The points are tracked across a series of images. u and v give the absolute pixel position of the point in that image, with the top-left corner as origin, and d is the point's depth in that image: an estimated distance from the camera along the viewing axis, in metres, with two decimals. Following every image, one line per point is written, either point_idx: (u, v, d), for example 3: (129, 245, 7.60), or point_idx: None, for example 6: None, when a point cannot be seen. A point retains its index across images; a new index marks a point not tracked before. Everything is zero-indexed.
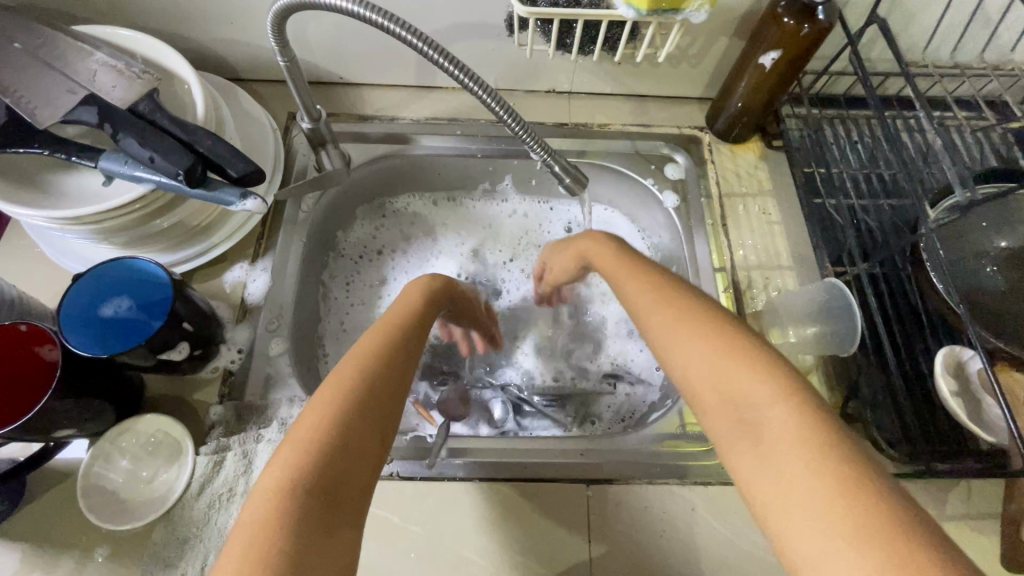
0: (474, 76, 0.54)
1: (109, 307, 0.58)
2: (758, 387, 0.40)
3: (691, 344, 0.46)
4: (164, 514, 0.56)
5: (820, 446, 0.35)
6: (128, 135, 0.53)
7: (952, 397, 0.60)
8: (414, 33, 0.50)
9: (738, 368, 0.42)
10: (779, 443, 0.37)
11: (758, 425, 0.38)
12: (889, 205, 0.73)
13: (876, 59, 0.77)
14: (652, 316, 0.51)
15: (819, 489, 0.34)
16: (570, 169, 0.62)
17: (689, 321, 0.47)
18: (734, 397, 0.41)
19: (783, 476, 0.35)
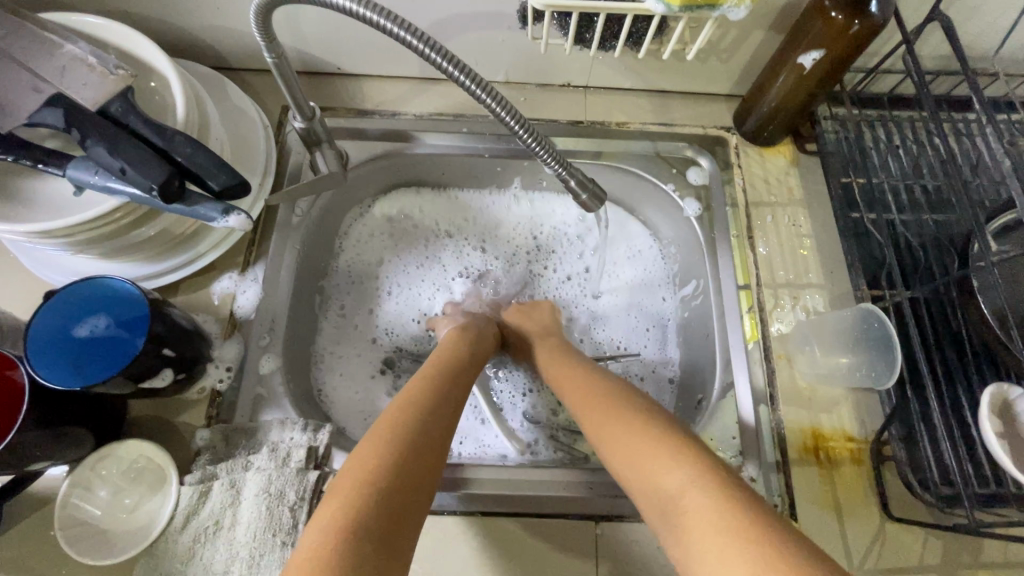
0: (483, 82, 0.48)
1: (84, 327, 0.53)
2: (672, 467, 0.45)
3: (620, 449, 0.50)
4: (146, 548, 0.52)
5: (734, 528, 0.39)
6: (97, 142, 0.48)
7: (998, 442, 0.54)
8: (416, 34, 0.44)
9: (647, 457, 0.48)
10: (698, 530, 0.41)
11: (679, 515, 0.43)
12: (934, 220, 0.67)
13: (927, 56, 0.70)
14: (592, 417, 0.56)
15: (732, 552, 0.38)
16: (587, 184, 0.56)
17: (622, 414, 0.53)
18: (657, 492, 0.46)
19: (711, 548, 0.39)
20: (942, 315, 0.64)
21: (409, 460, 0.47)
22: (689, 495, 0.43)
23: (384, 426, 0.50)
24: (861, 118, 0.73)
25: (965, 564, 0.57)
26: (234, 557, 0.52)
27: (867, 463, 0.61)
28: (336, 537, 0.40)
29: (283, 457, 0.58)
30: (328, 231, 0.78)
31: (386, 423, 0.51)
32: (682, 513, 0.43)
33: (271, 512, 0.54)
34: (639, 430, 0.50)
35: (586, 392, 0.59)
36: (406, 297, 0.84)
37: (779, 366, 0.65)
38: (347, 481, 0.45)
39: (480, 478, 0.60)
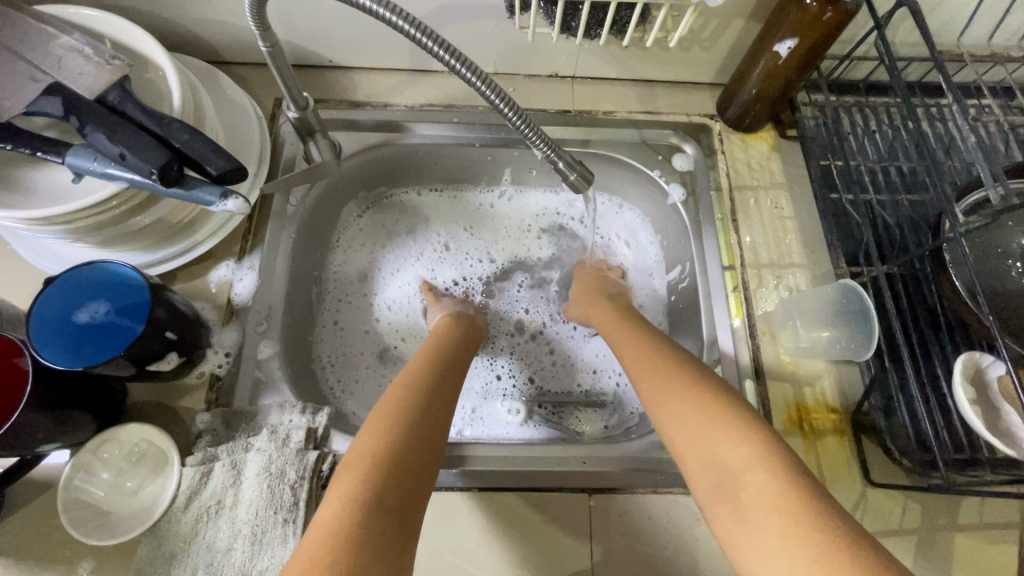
0: (473, 66, 0.49)
1: (85, 312, 0.55)
2: (736, 448, 0.48)
3: (681, 420, 0.53)
4: (151, 527, 0.54)
5: (795, 513, 0.42)
6: (96, 129, 0.49)
7: (971, 405, 0.56)
8: (408, 20, 0.46)
9: (708, 430, 0.50)
10: (757, 507, 0.44)
11: (733, 490, 0.46)
12: (909, 200, 0.70)
13: (899, 43, 0.73)
14: (652, 384, 0.58)
15: (793, 534, 0.41)
16: (575, 165, 0.58)
17: (688, 390, 0.55)
18: (714, 464, 0.48)
19: (765, 528, 0.42)
20: (917, 289, 0.67)
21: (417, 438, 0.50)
22: (749, 476, 0.45)
23: (396, 406, 0.53)
24: (839, 103, 0.76)
25: (942, 527, 0.60)
26: (237, 534, 0.54)
27: (849, 433, 0.63)
28: (359, 515, 0.42)
29: (282, 438, 0.59)
30: (322, 221, 0.79)
31: (397, 405, 0.53)
32: (740, 487, 0.45)
33: (271, 490, 0.55)
34: (699, 404, 0.53)
35: (645, 359, 0.61)
36: (402, 289, 0.86)
37: (763, 342, 0.68)
38: (363, 458, 0.47)
39: (479, 455, 0.62)
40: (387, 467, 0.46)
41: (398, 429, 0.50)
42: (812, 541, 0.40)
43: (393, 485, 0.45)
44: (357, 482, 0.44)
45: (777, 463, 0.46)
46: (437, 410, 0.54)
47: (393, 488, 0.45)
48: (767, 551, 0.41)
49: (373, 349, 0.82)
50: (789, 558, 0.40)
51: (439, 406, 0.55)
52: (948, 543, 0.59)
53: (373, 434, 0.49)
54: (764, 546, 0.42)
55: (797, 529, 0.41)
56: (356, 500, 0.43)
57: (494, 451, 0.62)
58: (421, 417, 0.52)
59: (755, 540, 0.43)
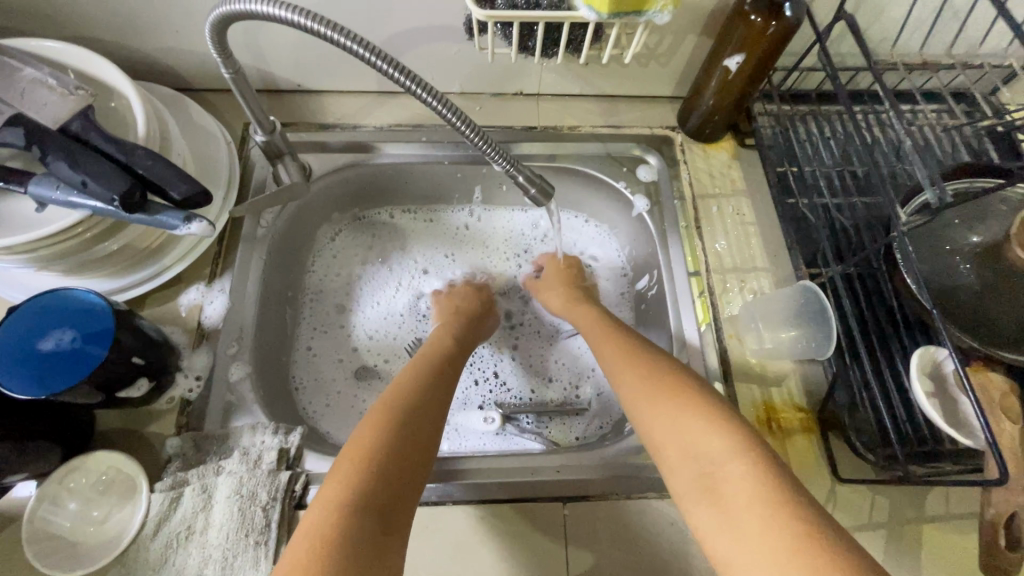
0: (432, 90, 0.51)
1: (50, 340, 0.54)
2: (709, 442, 0.49)
3: (658, 417, 0.54)
4: (119, 556, 0.53)
5: (768, 505, 0.43)
6: (57, 157, 0.50)
7: (926, 398, 0.58)
8: (363, 45, 0.47)
9: (684, 426, 0.51)
10: (729, 501, 0.45)
11: (705, 482, 0.47)
12: (863, 203, 0.73)
13: (845, 54, 0.76)
14: (631, 382, 0.59)
15: (763, 528, 0.42)
16: (535, 179, 0.59)
17: (659, 385, 0.56)
18: (691, 458, 0.49)
19: (735, 520, 0.43)
20: (874, 288, 0.69)
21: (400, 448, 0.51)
22: (721, 470, 0.47)
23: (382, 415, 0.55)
24: (792, 112, 0.79)
25: (910, 520, 0.61)
26: (208, 559, 0.53)
27: (816, 431, 0.64)
28: (337, 522, 0.44)
29: (254, 459, 0.59)
30: (295, 243, 0.79)
31: (388, 413, 0.55)
32: (712, 481, 0.47)
33: (242, 512, 0.55)
34: (676, 401, 0.54)
35: (624, 356, 0.62)
36: (380, 307, 0.86)
37: (730, 345, 0.69)
38: (351, 463, 0.49)
39: (456, 467, 0.62)
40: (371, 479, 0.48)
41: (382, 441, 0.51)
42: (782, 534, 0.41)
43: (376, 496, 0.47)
44: (342, 493, 0.46)
45: (752, 457, 0.46)
46: (423, 420, 0.56)
47: (373, 497, 0.47)
48: (740, 544, 0.42)
49: (351, 369, 0.82)
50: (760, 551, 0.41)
51: (425, 415, 0.56)
52: (917, 535, 0.60)
53: (359, 445, 0.51)
54: (735, 539, 0.43)
55: (767, 522, 0.42)
56: (344, 510, 0.45)
57: (466, 464, 0.62)
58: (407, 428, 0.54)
59: (730, 533, 0.43)
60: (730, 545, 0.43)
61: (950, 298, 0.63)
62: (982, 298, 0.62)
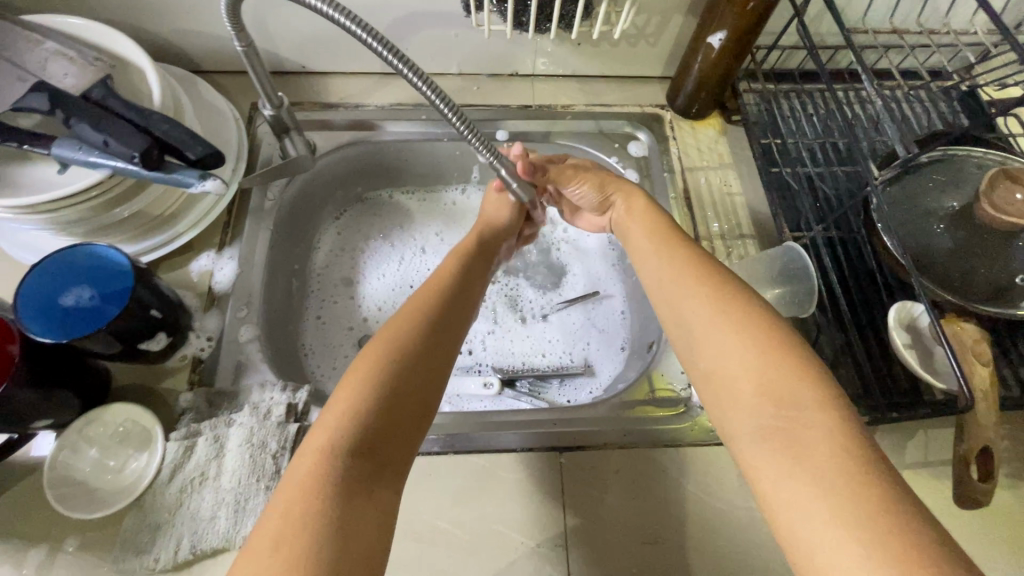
0: (425, 77, 0.52)
1: (70, 296, 0.57)
2: (792, 389, 0.42)
3: (726, 342, 0.46)
4: (136, 500, 0.55)
5: (847, 474, 0.36)
6: (81, 120, 0.53)
7: (903, 348, 0.62)
8: (363, 27, 0.49)
9: (761, 360, 0.44)
10: (806, 459, 0.38)
11: (776, 435, 0.40)
12: (844, 172, 0.76)
13: (824, 33, 0.80)
14: (698, 303, 0.50)
15: (837, 492, 0.36)
16: (517, 173, 0.63)
17: (736, 314, 0.47)
18: (768, 396, 0.42)
19: (804, 485, 0.37)
20: (856, 252, 0.72)
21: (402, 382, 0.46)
22: (796, 415, 0.40)
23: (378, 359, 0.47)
24: (776, 90, 0.83)
25: (892, 467, 0.63)
26: (221, 502, 0.56)
27: None
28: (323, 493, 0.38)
29: (263, 413, 0.61)
30: (300, 217, 0.82)
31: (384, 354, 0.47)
32: (785, 433, 0.40)
33: (253, 459, 0.58)
34: (754, 330, 0.46)
35: (689, 272, 0.53)
36: (386, 280, 0.89)
37: None
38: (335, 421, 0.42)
39: (453, 422, 0.65)
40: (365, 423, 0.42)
41: (382, 373, 0.45)
42: (856, 499, 0.35)
43: (368, 435, 0.42)
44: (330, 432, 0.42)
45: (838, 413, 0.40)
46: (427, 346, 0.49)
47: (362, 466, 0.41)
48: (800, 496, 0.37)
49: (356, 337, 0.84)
50: (825, 510, 0.35)
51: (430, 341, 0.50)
52: (899, 481, 0.63)
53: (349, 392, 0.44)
54: (793, 490, 0.37)
55: (844, 487, 0.36)
56: (324, 474, 0.39)
57: (467, 419, 0.65)
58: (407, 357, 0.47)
59: (808, 497, 0.37)
60: (785, 492, 0.38)
61: (929, 256, 0.66)
62: (957, 256, 0.65)
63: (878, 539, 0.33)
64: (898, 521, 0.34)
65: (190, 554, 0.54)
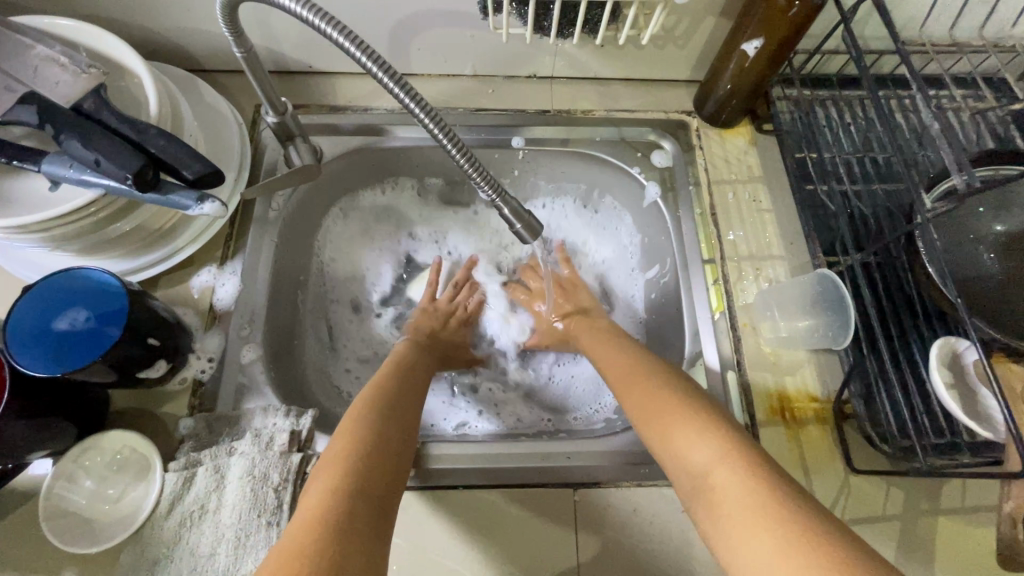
0: (422, 99, 0.48)
1: (64, 320, 0.54)
2: (706, 445, 0.48)
3: (659, 420, 0.54)
4: (133, 534, 0.53)
5: (760, 506, 0.42)
6: (70, 136, 0.49)
7: (946, 390, 0.57)
8: (363, 49, 0.45)
9: (678, 431, 0.51)
10: (726, 505, 0.44)
11: (704, 487, 0.47)
12: (884, 190, 0.71)
13: (868, 37, 0.75)
14: (630, 394, 0.59)
15: (762, 529, 0.41)
16: (521, 214, 0.55)
17: (659, 394, 0.56)
18: (686, 466, 0.49)
19: (734, 527, 0.42)
20: (895, 278, 0.68)
21: (392, 438, 0.53)
22: (708, 464, 0.47)
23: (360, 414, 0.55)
24: (812, 97, 0.77)
25: (925, 512, 0.60)
26: (221, 538, 0.53)
27: (830, 422, 0.64)
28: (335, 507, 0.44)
29: (265, 441, 0.59)
30: (306, 227, 0.78)
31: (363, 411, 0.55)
32: (710, 486, 0.46)
33: (255, 493, 0.55)
34: (669, 405, 0.54)
35: (626, 369, 0.62)
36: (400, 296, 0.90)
37: (744, 334, 0.68)
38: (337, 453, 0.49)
39: (462, 453, 0.62)
40: (371, 468, 0.49)
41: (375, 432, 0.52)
42: (770, 527, 0.40)
43: (371, 478, 0.48)
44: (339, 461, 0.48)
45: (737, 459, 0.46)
46: (403, 415, 0.57)
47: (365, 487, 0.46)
48: (727, 536, 0.43)
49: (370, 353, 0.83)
50: (751, 545, 0.41)
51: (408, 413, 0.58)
52: (933, 527, 0.60)
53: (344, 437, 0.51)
54: (725, 533, 0.43)
55: (761, 521, 0.41)
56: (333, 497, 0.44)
57: (478, 450, 0.62)
58: (393, 424, 0.55)
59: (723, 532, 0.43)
60: (728, 540, 0.42)
61: (976, 287, 0.61)
62: (1007, 288, 0.60)
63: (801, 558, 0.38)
64: (813, 543, 0.38)
65: None
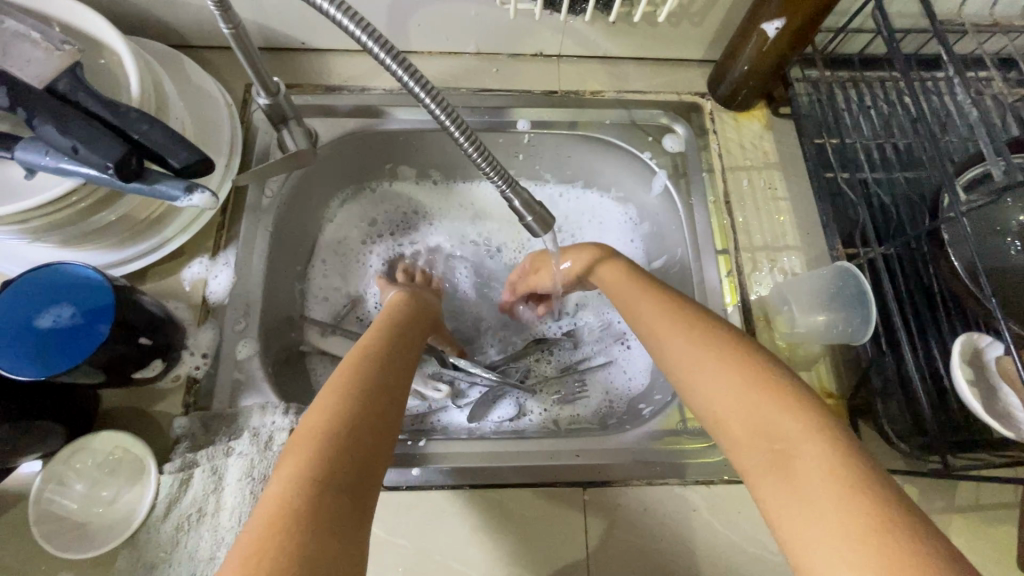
0: (422, 79, 0.44)
1: (47, 317, 0.51)
2: (787, 415, 0.43)
3: (716, 377, 0.48)
4: (128, 539, 0.51)
5: (849, 478, 0.38)
6: (45, 120, 0.45)
7: (968, 388, 0.55)
8: (361, 25, 0.41)
9: (752, 392, 0.45)
10: (808, 476, 0.39)
11: (784, 456, 0.41)
12: (906, 177, 0.68)
13: (895, 14, 0.71)
14: (681, 340, 0.52)
15: (849, 513, 0.36)
16: (532, 205, 0.52)
17: (714, 351, 0.49)
18: (760, 428, 0.43)
19: (807, 495, 0.38)
20: (915, 270, 0.66)
21: (371, 420, 0.46)
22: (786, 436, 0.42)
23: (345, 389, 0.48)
24: (832, 79, 0.74)
25: (939, 510, 0.59)
26: (221, 542, 0.52)
27: (844, 418, 0.62)
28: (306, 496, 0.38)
29: (264, 441, 0.56)
30: (301, 213, 0.75)
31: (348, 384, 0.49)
32: (790, 454, 0.41)
33: (254, 495, 0.54)
34: (729, 361, 0.48)
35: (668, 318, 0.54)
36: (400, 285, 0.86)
37: (758, 328, 0.66)
38: (309, 435, 0.43)
39: (472, 450, 0.60)
40: (352, 441, 0.44)
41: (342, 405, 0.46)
42: (857, 518, 0.36)
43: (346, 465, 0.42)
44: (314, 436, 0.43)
45: (834, 435, 0.41)
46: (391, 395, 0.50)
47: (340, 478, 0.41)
48: (802, 514, 0.38)
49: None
50: (832, 529, 0.36)
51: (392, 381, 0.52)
52: (946, 525, 0.59)
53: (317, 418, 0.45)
54: (801, 509, 0.38)
55: (855, 505, 0.37)
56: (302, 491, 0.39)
57: (487, 447, 0.61)
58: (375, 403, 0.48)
59: (795, 505, 0.39)
60: (808, 516, 0.38)
61: (1001, 280, 0.59)
62: None
63: (878, 545, 0.34)
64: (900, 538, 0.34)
65: None
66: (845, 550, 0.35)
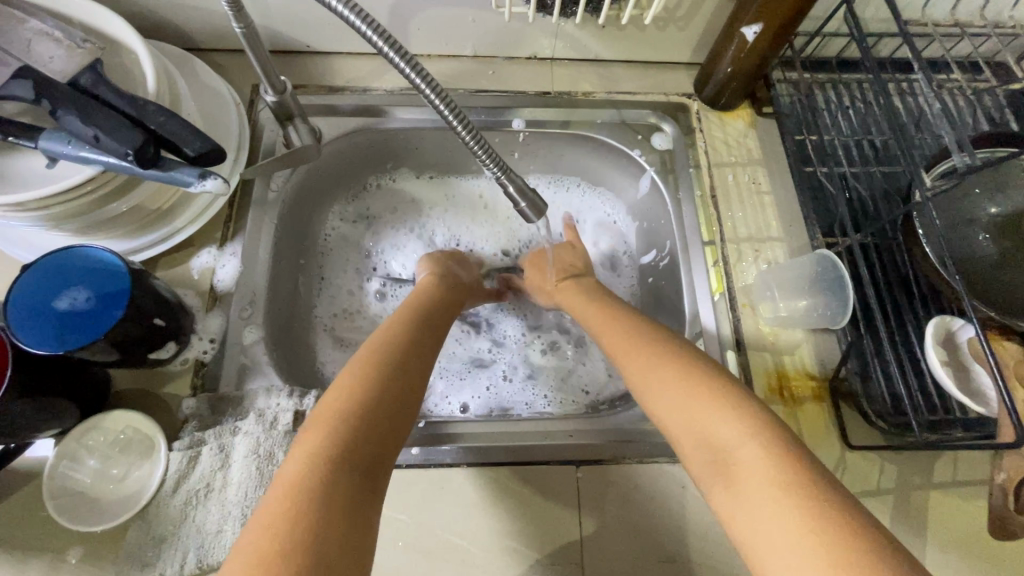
0: (423, 72, 0.47)
1: (64, 300, 0.53)
2: (731, 420, 0.45)
3: (669, 386, 0.51)
4: (138, 513, 0.53)
5: (786, 478, 0.40)
6: (68, 111, 0.49)
7: (941, 366, 0.58)
8: (366, 21, 0.44)
9: (698, 401, 0.48)
10: (747, 478, 0.41)
11: (723, 462, 0.43)
12: (882, 172, 0.72)
13: (869, 19, 0.75)
14: (635, 363, 0.56)
15: (788, 516, 0.38)
16: (525, 192, 0.55)
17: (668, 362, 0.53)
18: (704, 437, 0.46)
19: (751, 500, 0.40)
20: (891, 259, 0.69)
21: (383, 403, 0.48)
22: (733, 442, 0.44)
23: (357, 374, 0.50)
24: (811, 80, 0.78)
25: (918, 486, 0.61)
26: (228, 515, 0.54)
27: (827, 400, 0.64)
28: (316, 471, 0.40)
29: (269, 420, 0.59)
30: (304, 207, 0.78)
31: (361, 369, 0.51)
32: (732, 459, 0.43)
33: (261, 471, 0.56)
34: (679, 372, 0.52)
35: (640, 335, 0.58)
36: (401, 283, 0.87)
37: (744, 314, 0.69)
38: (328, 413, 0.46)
39: (470, 431, 0.63)
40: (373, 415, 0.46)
41: (372, 381, 0.49)
42: (793, 513, 0.38)
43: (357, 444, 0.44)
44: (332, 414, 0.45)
45: (764, 436, 0.43)
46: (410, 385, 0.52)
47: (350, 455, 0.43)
48: (746, 517, 0.40)
49: None
50: (777, 523, 0.38)
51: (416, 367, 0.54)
52: (925, 500, 0.61)
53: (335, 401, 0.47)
54: (746, 511, 0.40)
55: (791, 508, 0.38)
56: (314, 467, 0.41)
57: (484, 428, 0.63)
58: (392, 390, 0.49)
59: (739, 510, 0.40)
60: (747, 515, 0.40)
61: (972, 267, 0.62)
62: (1001, 269, 0.61)
63: (811, 540, 0.36)
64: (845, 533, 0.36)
65: (196, 568, 0.52)
66: (785, 550, 0.37)
